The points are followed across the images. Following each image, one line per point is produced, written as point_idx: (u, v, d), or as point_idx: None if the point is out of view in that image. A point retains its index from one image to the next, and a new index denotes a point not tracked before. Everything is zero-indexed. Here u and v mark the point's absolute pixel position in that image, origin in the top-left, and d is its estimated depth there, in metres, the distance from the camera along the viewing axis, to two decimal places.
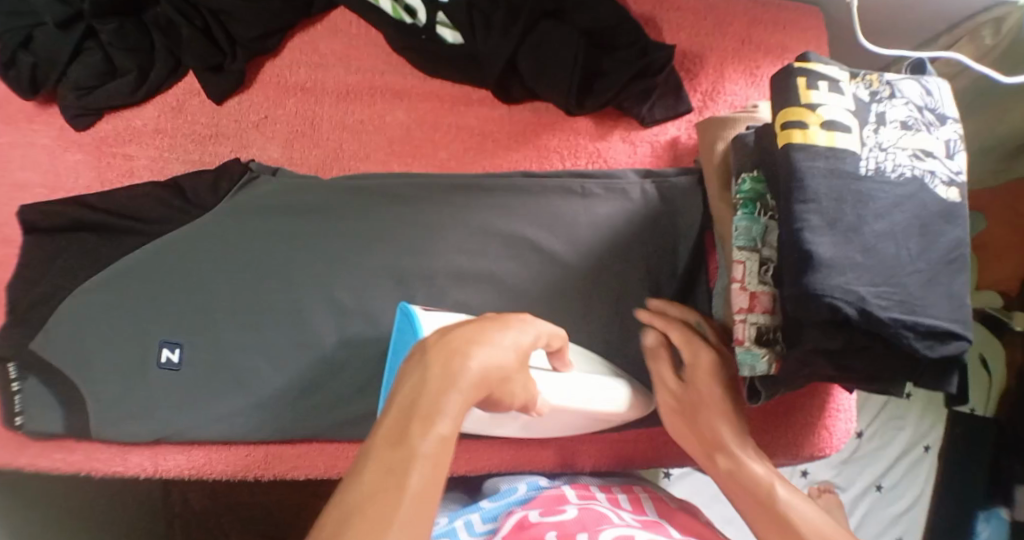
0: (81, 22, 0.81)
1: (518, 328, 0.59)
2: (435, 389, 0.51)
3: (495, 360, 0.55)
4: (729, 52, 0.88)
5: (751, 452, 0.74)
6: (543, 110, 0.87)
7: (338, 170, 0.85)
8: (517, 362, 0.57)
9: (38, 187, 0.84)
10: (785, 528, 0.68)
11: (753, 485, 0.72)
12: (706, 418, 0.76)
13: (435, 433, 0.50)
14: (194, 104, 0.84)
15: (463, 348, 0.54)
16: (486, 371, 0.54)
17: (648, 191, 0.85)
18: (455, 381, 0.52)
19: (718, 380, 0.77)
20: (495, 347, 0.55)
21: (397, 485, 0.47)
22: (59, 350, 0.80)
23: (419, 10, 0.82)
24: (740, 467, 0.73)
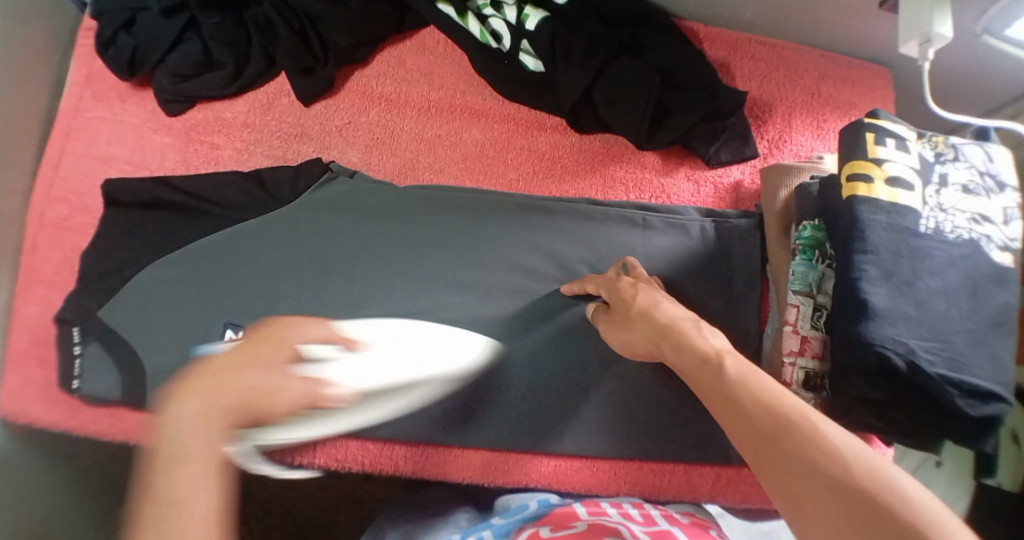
0: (186, 12, 0.85)
1: (275, 343, 0.56)
2: (214, 429, 0.50)
3: (268, 390, 0.53)
4: (798, 104, 0.91)
5: (694, 329, 0.64)
6: (613, 142, 0.89)
7: (412, 180, 0.88)
8: (274, 382, 0.54)
9: (122, 162, 0.88)
10: (732, 403, 0.56)
11: (703, 357, 0.61)
12: (636, 313, 0.69)
13: (159, 449, 0.48)
14: (283, 104, 0.88)
15: (233, 378, 0.52)
16: (252, 396, 0.52)
17: (708, 230, 0.86)
18: (206, 422, 0.50)
19: (649, 290, 0.71)
20: (262, 371, 0.53)
21: (167, 518, 0.46)
22: (125, 320, 0.84)
23: (505, 35, 0.88)
24: (686, 346, 0.63)
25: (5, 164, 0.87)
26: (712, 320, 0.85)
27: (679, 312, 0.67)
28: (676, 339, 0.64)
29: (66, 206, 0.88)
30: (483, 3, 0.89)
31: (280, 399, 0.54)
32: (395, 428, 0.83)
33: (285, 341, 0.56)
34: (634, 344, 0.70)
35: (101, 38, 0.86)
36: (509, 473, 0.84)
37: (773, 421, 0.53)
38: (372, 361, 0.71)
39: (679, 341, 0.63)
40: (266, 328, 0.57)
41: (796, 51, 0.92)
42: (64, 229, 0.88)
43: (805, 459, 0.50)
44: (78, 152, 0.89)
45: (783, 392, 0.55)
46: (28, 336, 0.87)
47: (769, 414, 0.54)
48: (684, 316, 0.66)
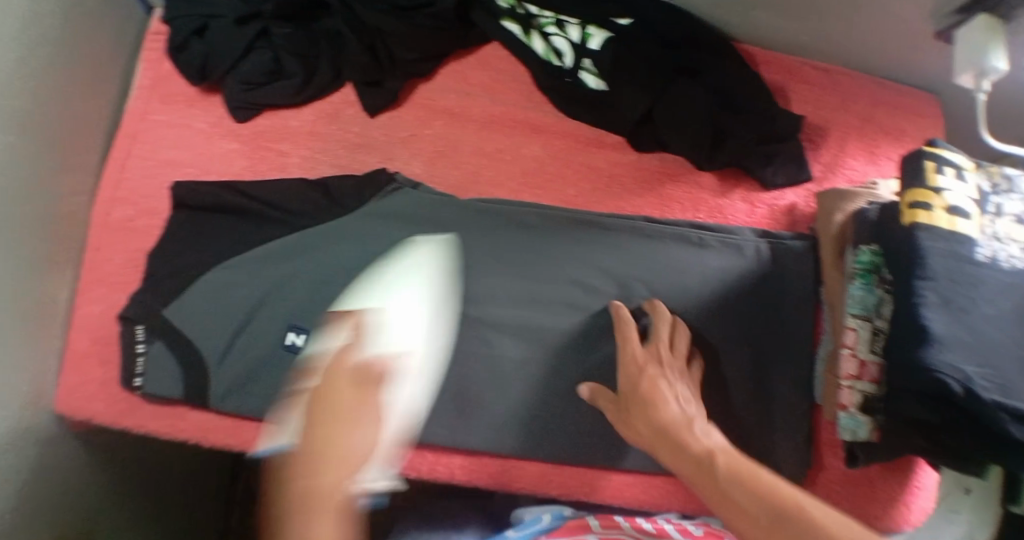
0: (260, 23, 0.89)
1: (358, 388, 0.65)
2: (329, 472, 0.59)
3: (364, 441, 0.62)
4: (851, 130, 0.92)
5: (690, 435, 0.69)
6: (671, 161, 0.90)
7: (473, 194, 0.90)
8: (362, 435, 0.62)
9: (189, 167, 0.89)
10: (732, 500, 0.62)
11: (699, 458, 0.67)
12: (639, 407, 0.74)
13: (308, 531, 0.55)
14: (348, 114, 0.90)
15: (342, 440, 0.61)
16: (345, 454, 0.60)
17: (763, 252, 0.87)
18: (303, 465, 0.59)
19: (659, 378, 0.76)
20: (359, 437, 0.62)
21: None
22: (189, 321, 0.85)
23: (567, 53, 0.90)
24: (683, 447, 0.69)
25: (72, 164, 0.89)
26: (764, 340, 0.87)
27: (678, 414, 0.72)
28: (681, 441, 0.69)
29: (131, 207, 0.90)
30: (546, 20, 0.90)
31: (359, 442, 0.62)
32: (447, 435, 0.84)
33: (361, 383, 0.66)
34: (636, 436, 0.75)
35: (173, 44, 0.89)
36: (560, 484, 0.85)
37: (762, 508, 0.59)
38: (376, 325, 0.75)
39: (681, 446, 0.69)
40: (343, 374, 0.67)
41: (850, 77, 0.94)
42: (128, 230, 0.90)
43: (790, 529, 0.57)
44: (144, 154, 0.90)
45: (772, 480, 0.62)
46: (89, 333, 0.89)
47: (762, 504, 0.60)
48: (683, 417, 0.72)
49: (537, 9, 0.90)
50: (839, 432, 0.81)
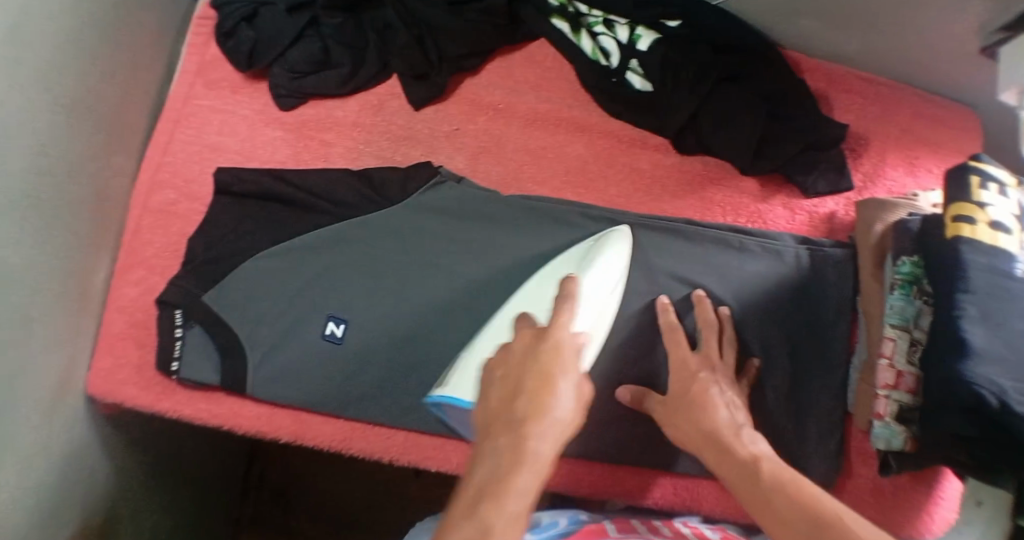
0: (310, 11, 0.90)
1: (568, 358, 0.62)
2: (523, 437, 0.56)
3: (569, 413, 0.59)
4: (892, 140, 0.93)
5: (736, 441, 0.71)
6: (713, 165, 0.91)
7: (516, 190, 0.90)
8: (568, 418, 0.59)
9: (233, 153, 0.90)
10: (764, 502, 0.62)
11: (743, 463, 0.68)
12: (687, 411, 0.76)
13: (506, 513, 0.52)
14: (393, 106, 0.91)
15: (535, 411, 0.57)
16: (547, 430, 0.57)
17: (802, 258, 0.88)
18: (525, 435, 0.56)
19: (709, 384, 0.78)
20: (559, 410, 0.58)
21: None
22: (226, 305, 0.85)
23: (614, 53, 0.90)
24: (728, 451, 0.70)
25: (115, 146, 0.89)
26: (800, 346, 0.88)
27: (726, 421, 0.73)
28: (727, 446, 0.71)
29: (173, 192, 0.90)
30: (595, 19, 0.91)
31: (572, 421, 0.59)
32: None
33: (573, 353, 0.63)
34: (682, 439, 0.76)
35: (221, 28, 0.89)
36: (589, 483, 0.86)
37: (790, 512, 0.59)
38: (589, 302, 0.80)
39: (728, 450, 0.70)
40: (548, 339, 0.63)
41: (892, 88, 0.94)
42: (169, 214, 0.89)
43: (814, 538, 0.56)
44: (188, 139, 0.90)
45: (809, 485, 0.61)
46: (125, 317, 0.88)
47: (792, 509, 0.59)
48: (730, 424, 0.73)
49: (587, 8, 0.91)
50: (873, 442, 0.82)
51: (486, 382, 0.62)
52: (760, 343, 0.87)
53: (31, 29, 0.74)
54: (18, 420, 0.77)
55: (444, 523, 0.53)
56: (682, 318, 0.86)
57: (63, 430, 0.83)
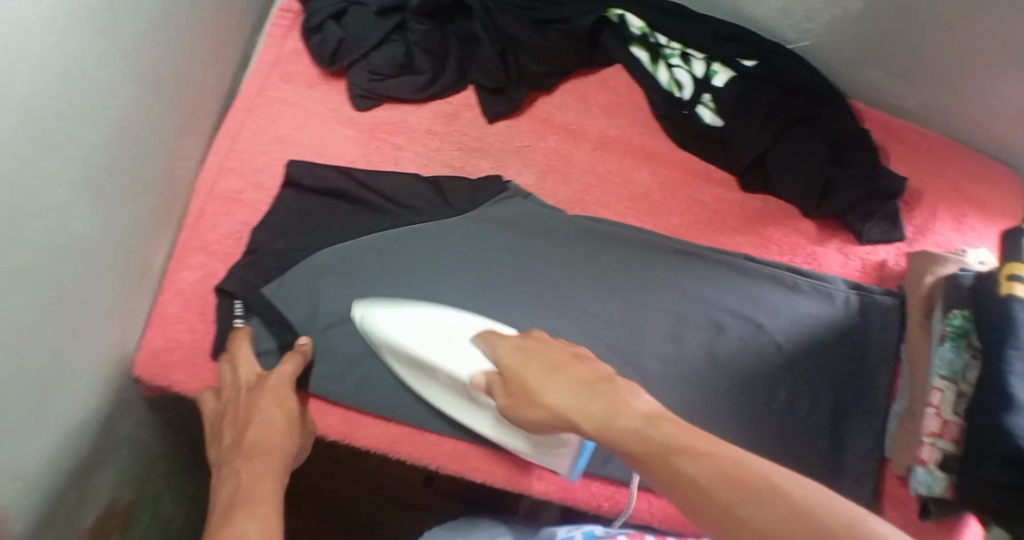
0: (399, 16, 0.91)
1: (285, 405, 0.77)
2: (248, 424, 0.74)
3: (285, 452, 0.72)
4: (944, 196, 0.95)
5: (579, 405, 0.63)
6: (773, 205, 0.93)
7: (581, 211, 0.91)
8: (292, 416, 0.77)
9: (304, 147, 0.90)
10: (670, 474, 0.55)
11: (630, 427, 0.59)
12: (528, 395, 0.68)
13: (249, 468, 0.69)
14: (467, 117, 0.92)
15: (249, 417, 0.75)
16: (271, 435, 0.73)
17: (852, 301, 0.90)
18: (246, 442, 0.72)
19: (510, 353, 0.73)
20: (282, 427, 0.75)
21: (279, 464, 0.70)
22: (286, 297, 0.85)
23: (687, 86, 0.92)
24: (609, 418, 0.61)
25: (190, 129, 0.89)
26: (843, 388, 0.89)
27: (565, 391, 0.65)
28: (590, 416, 0.62)
29: (240, 180, 0.90)
30: (672, 51, 0.93)
31: (294, 416, 0.77)
32: None
33: (290, 403, 0.78)
34: (537, 426, 0.69)
35: (308, 25, 0.91)
36: (630, 506, 0.85)
37: (725, 512, 0.50)
38: (426, 325, 0.81)
39: (591, 418, 0.62)
40: (257, 405, 0.76)
41: (947, 144, 0.97)
42: (234, 201, 0.89)
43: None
44: (259, 129, 0.91)
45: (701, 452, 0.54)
46: (180, 301, 0.88)
47: (697, 491, 0.52)
48: (567, 398, 0.64)
49: (665, 39, 0.93)
50: (914, 487, 0.83)
51: (228, 468, 0.70)
52: (807, 380, 0.89)
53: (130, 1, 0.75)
54: (64, 391, 0.75)
55: (217, 482, 0.69)
56: (729, 348, 0.88)
57: (103, 405, 0.82)
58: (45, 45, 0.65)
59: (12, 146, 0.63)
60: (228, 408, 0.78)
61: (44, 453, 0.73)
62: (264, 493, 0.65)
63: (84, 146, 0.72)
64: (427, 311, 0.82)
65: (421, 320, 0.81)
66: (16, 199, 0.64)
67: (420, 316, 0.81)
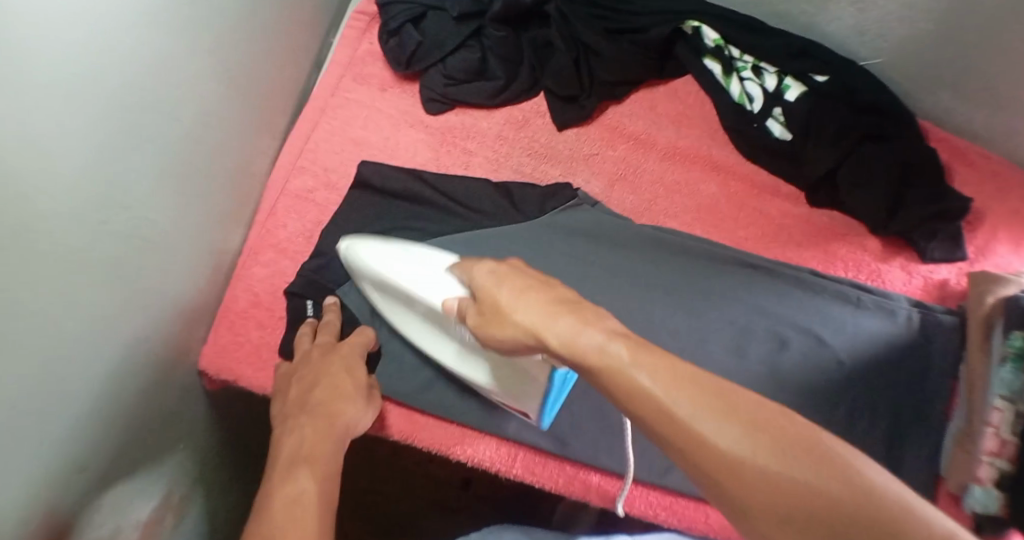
0: (477, 21, 0.92)
1: (353, 372, 0.78)
2: (314, 385, 0.75)
3: (351, 418, 0.73)
4: (1009, 218, 0.95)
5: (552, 329, 0.54)
6: (839, 220, 0.94)
7: (647, 220, 0.92)
8: (358, 381, 0.77)
9: (376, 149, 0.91)
10: (636, 396, 0.49)
11: (597, 348, 0.52)
12: (494, 313, 0.58)
13: (311, 428, 0.69)
14: (537, 124, 0.93)
15: (316, 378, 0.76)
16: (335, 398, 0.74)
17: (914, 320, 0.91)
18: (311, 402, 0.73)
19: (483, 273, 0.61)
20: (348, 391, 0.76)
21: (341, 429, 0.71)
22: (358, 298, 0.87)
23: (758, 99, 0.93)
24: (577, 339, 0.53)
25: (264, 126, 0.90)
26: (903, 406, 0.90)
27: (534, 310, 0.56)
28: (559, 335, 0.54)
29: (312, 179, 0.91)
30: (744, 64, 0.94)
31: (359, 381, 0.78)
32: (591, 453, 0.85)
33: (357, 371, 0.78)
34: (502, 348, 0.59)
35: (386, 27, 0.92)
36: (688, 517, 0.84)
37: (694, 439, 0.47)
38: (398, 259, 0.79)
39: (559, 340, 0.54)
40: (327, 367, 0.77)
41: (1012, 166, 0.97)
42: (307, 200, 0.90)
43: (726, 484, 0.46)
44: (332, 130, 0.92)
45: (669, 374, 0.49)
46: (250, 296, 0.88)
47: (666, 415, 0.48)
48: (538, 318, 0.55)
49: (738, 52, 0.94)
50: (969, 505, 0.84)
51: (291, 423, 0.71)
52: (866, 396, 0.89)
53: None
54: (135, 381, 0.76)
55: (276, 436, 0.70)
56: (791, 362, 0.88)
57: (171, 395, 0.83)
58: (141, 34, 0.67)
59: (101, 133, 0.64)
60: (297, 368, 0.79)
61: (115, 441, 0.74)
62: (325, 459, 0.66)
63: (168, 135, 0.74)
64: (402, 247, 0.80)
65: (393, 256, 0.79)
66: (102, 184, 0.66)
67: (393, 248, 0.80)
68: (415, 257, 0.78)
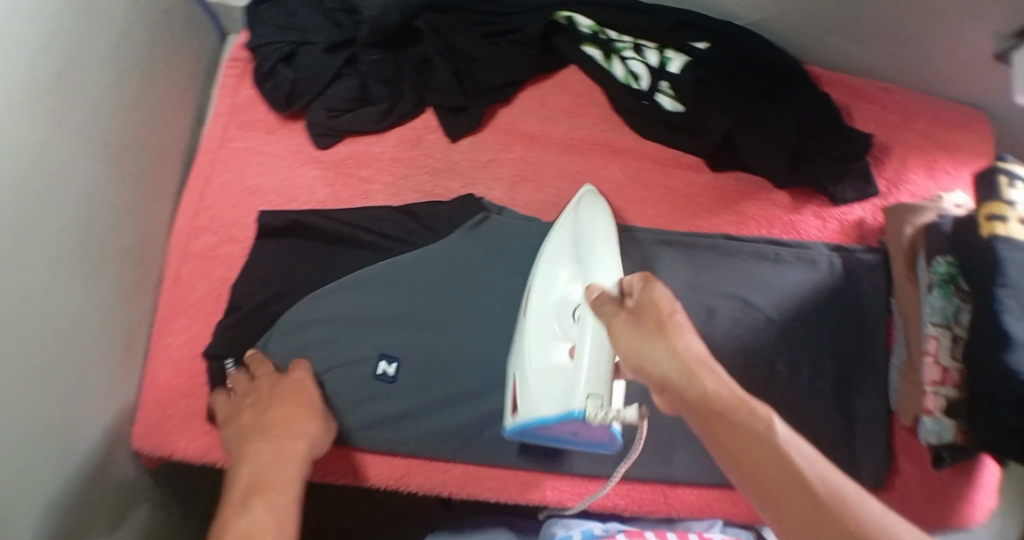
0: (349, 49, 0.91)
1: (304, 397, 0.78)
2: (268, 409, 0.75)
3: (308, 432, 0.73)
4: (912, 147, 0.96)
5: (691, 375, 0.53)
6: (745, 181, 0.93)
7: (557, 216, 0.91)
8: (315, 403, 0.78)
9: (272, 195, 0.90)
10: (765, 466, 0.50)
11: (743, 411, 0.52)
12: (640, 330, 0.57)
13: (269, 451, 0.69)
14: (430, 139, 0.92)
15: (272, 403, 0.76)
16: (289, 418, 0.74)
17: (836, 263, 0.91)
18: (263, 425, 0.72)
19: (648, 302, 0.59)
20: (303, 412, 0.76)
21: (300, 447, 0.71)
22: (278, 348, 0.84)
23: (644, 76, 0.92)
24: (719, 392, 0.52)
25: (154, 193, 0.88)
26: (843, 351, 0.90)
27: (677, 358, 0.54)
28: (699, 389, 0.53)
29: (213, 236, 0.89)
30: (624, 45, 0.93)
31: (312, 402, 0.78)
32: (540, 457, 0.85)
33: (309, 395, 0.78)
34: (629, 365, 0.58)
35: (259, 71, 0.91)
36: (648, 502, 0.86)
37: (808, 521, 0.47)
38: (604, 238, 0.75)
39: (699, 387, 0.53)
40: (276, 395, 0.77)
41: (908, 96, 0.98)
42: (211, 258, 0.89)
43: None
44: (225, 183, 0.90)
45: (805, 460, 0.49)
46: (171, 367, 0.86)
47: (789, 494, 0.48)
48: (674, 357, 0.54)
49: (616, 34, 0.93)
50: (924, 438, 0.84)
51: (245, 448, 0.70)
52: (805, 349, 0.89)
53: (85, 69, 0.75)
54: (63, 478, 0.74)
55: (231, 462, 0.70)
56: (724, 329, 0.88)
57: (106, 483, 0.81)
58: (11, 120, 0.65)
59: None
60: (244, 399, 0.78)
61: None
62: (283, 480, 0.66)
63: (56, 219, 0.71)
64: (608, 234, 0.76)
65: (602, 236, 0.75)
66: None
67: (598, 228, 0.77)
68: (611, 255, 0.73)
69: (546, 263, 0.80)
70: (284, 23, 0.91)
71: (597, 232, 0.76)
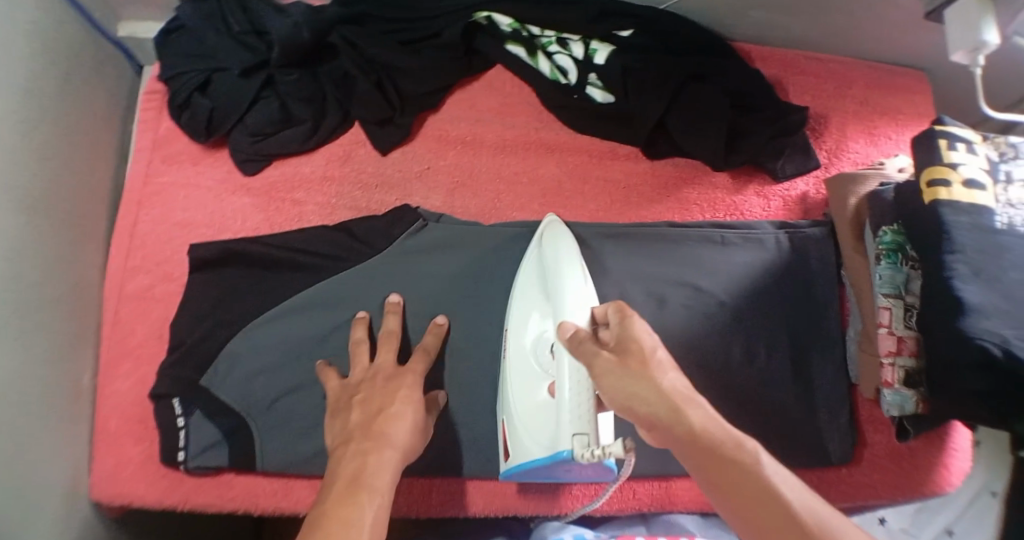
0: (264, 72, 0.89)
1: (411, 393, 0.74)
2: (380, 400, 0.73)
3: (410, 429, 0.71)
4: (849, 114, 0.95)
5: (678, 413, 0.55)
6: (684, 165, 0.92)
7: (497, 219, 0.90)
8: (412, 400, 0.74)
9: (205, 227, 0.88)
10: (746, 492, 0.54)
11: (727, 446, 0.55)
12: (622, 367, 0.58)
13: (382, 454, 0.66)
14: (361, 154, 0.90)
15: (384, 395, 0.74)
16: (383, 417, 0.70)
17: (783, 241, 0.90)
18: (375, 428, 0.69)
19: (626, 335, 0.60)
20: (409, 407, 0.72)
21: (392, 454, 0.67)
22: (223, 384, 0.82)
23: (572, 70, 0.91)
24: (706, 428, 0.55)
25: (81, 239, 0.86)
26: (799, 328, 0.88)
27: (665, 393, 0.56)
28: (688, 427, 0.55)
29: (147, 276, 0.87)
30: (548, 40, 0.91)
31: (410, 395, 0.74)
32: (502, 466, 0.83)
33: (417, 396, 0.74)
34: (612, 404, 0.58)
35: (175, 103, 0.88)
36: (616, 498, 0.85)
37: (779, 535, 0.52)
38: (571, 273, 0.73)
39: (684, 423, 0.55)
40: (399, 383, 0.75)
41: (840, 64, 0.97)
42: (147, 298, 0.87)
43: None
44: (155, 220, 0.88)
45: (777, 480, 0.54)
46: (119, 413, 0.84)
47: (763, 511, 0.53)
48: (660, 393, 0.56)
49: (538, 30, 0.92)
50: (887, 410, 0.83)
51: (350, 444, 0.67)
52: (762, 330, 0.88)
53: None
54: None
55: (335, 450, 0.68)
56: (677, 318, 0.87)
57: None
58: None
59: None
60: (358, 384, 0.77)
61: None
62: (381, 476, 0.64)
63: None
64: (574, 266, 0.74)
65: (570, 269, 0.73)
66: None
67: (564, 260, 0.74)
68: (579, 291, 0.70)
69: (519, 302, 0.79)
70: (196, 50, 0.89)
71: (563, 265, 0.74)
